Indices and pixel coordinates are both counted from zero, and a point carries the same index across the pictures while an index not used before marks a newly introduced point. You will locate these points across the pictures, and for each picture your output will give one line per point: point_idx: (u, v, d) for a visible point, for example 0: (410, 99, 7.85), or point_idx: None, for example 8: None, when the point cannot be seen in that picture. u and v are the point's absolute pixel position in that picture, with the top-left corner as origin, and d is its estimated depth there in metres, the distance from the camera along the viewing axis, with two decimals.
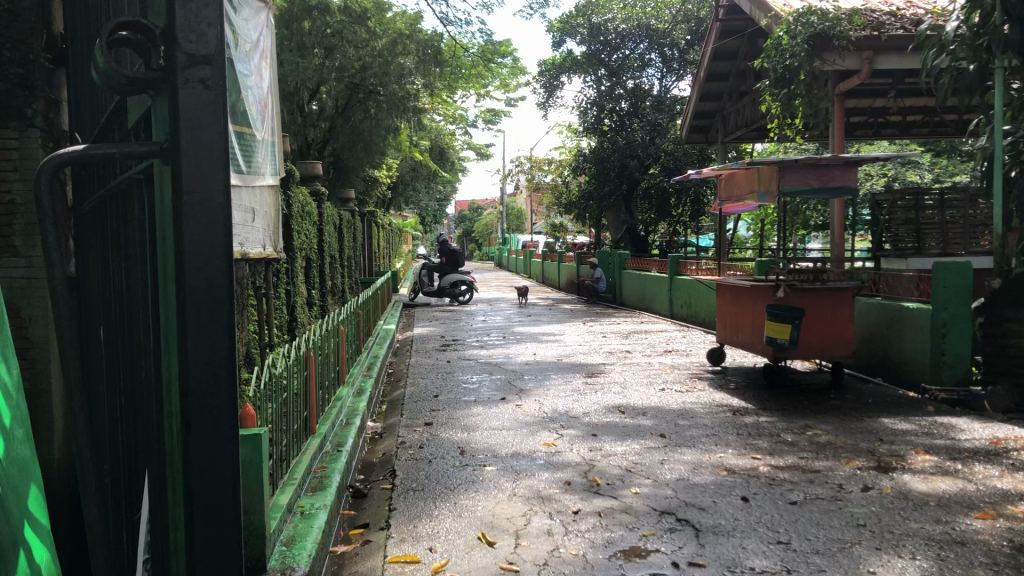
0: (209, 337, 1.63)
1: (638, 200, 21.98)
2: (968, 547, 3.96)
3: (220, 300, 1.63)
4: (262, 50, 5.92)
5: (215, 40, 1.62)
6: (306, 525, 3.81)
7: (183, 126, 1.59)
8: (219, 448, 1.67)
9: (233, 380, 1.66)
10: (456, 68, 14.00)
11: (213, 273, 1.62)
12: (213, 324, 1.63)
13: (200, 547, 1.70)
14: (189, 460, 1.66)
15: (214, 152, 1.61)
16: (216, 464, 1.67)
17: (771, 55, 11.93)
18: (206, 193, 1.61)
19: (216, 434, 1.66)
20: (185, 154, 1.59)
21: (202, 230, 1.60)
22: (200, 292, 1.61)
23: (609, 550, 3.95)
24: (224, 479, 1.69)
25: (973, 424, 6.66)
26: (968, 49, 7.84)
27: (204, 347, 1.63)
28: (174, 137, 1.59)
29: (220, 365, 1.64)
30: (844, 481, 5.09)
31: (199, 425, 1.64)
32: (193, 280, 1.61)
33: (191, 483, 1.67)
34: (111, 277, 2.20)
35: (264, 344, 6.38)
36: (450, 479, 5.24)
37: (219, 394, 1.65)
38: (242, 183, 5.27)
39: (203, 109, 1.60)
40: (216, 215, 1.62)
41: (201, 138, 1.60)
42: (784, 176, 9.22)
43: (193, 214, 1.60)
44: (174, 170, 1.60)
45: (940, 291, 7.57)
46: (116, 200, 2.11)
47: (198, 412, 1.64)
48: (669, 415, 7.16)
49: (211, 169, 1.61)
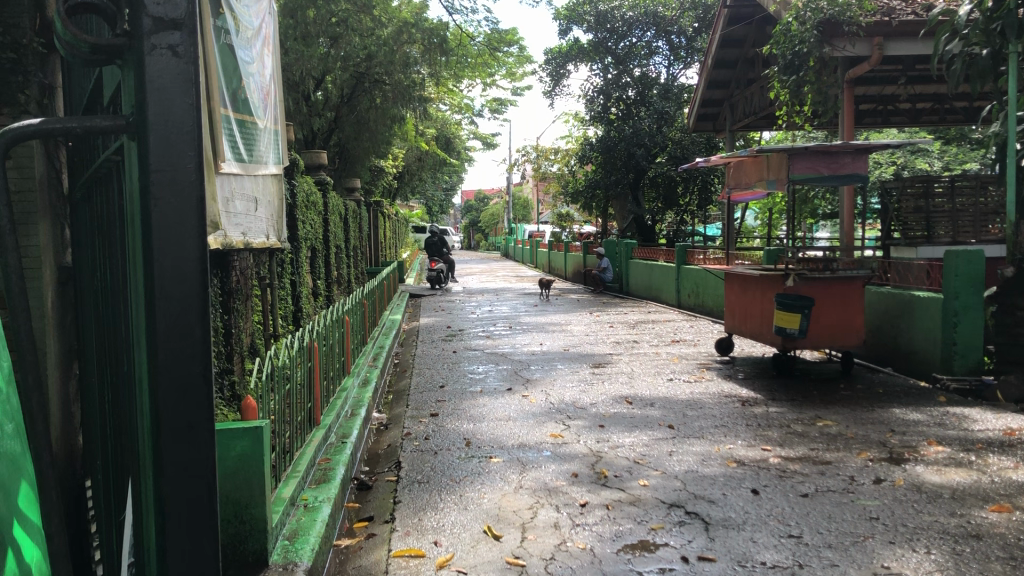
0: (182, 331, 1.45)
1: (646, 188, 21.77)
2: (984, 541, 3.87)
3: (193, 293, 1.45)
4: (264, 37, 5.87)
5: (185, 4, 1.46)
6: (309, 519, 3.76)
7: (148, 96, 1.42)
8: (195, 450, 1.49)
9: (209, 378, 1.48)
10: (462, 56, 14.23)
11: (188, 258, 1.44)
12: (185, 316, 1.45)
13: (172, 566, 1.50)
14: (160, 463, 1.48)
15: (184, 128, 1.44)
16: (194, 470, 1.49)
17: (780, 41, 11.63)
18: (177, 171, 1.43)
19: (192, 438, 1.48)
20: (152, 127, 1.42)
21: (174, 210, 1.43)
22: (169, 280, 1.43)
23: (616, 545, 3.88)
24: (200, 487, 1.51)
25: (986, 414, 6.55)
26: (980, 34, 7.65)
27: (176, 341, 1.45)
28: (140, 109, 1.43)
29: (194, 362, 1.47)
30: (856, 472, 5.02)
31: (169, 424, 1.47)
32: (162, 262, 1.43)
33: (162, 487, 1.49)
34: (100, 264, 2.10)
35: (268, 334, 6.34)
36: (457, 471, 5.19)
37: (195, 393, 1.47)
38: (244, 171, 5.17)
39: (172, 78, 1.43)
40: (189, 196, 1.45)
41: (163, 108, 1.43)
42: (793, 164, 9.06)
43: (163, 191, 1.42)
44: (141, 147, 1.44)
45: (951, 280, 7.45)
46: (102, 184, 2.04)
47: (171, 415, 1.46)
48: (678, 405, 7.09)
49: (180, 146, 1.44)
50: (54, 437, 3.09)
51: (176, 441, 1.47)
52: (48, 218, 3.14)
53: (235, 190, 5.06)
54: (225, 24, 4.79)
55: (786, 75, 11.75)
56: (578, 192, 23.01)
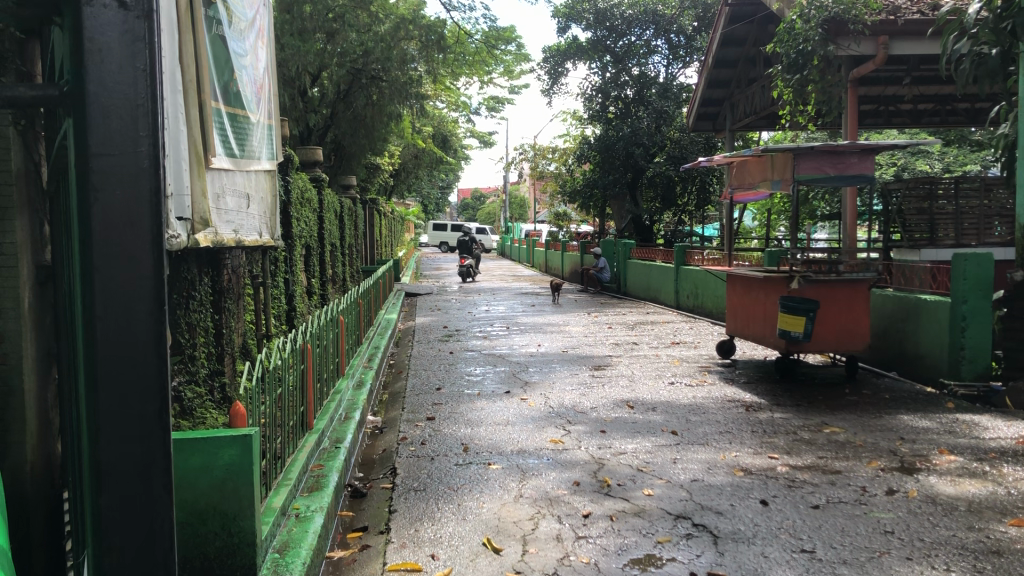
0: (131, 357, 1.27)
1: (644, 188, 21.58)
2: (1005, 558, 3.70)
3: (142, 309, 1.27)
4: (259, 29, 5.71)
5: None
6: (302, 529, 3.58)
7: (87, 59, 1.25)
8: (142, 507, 1.30)
9: (164, 418, 1.30)
10: (459, 54, 14.01)
11: (138, 265, 1.26)
12: (135, 341, 1.27)
13: None
14: (100, 522, 1.30)
15: (129, 101, 1.26)
16: (144, 533, 1.31)
17: (783, 40, 11.40)
18: (128, 155, 1.26)
19: (138, 491, 1.30)
20: (93, 98, 1.25)
21: (122, 201, 1.26)
22: (113, 290, 1.25)
23: (622, 559, 3.72)
24: (156, 551, 1.31)
25: (996, 422, 6.38)
26: (990, 33, 7.46)
27: (125, 373, 1.27)
28: (81, 79, 1.26)
29: (147, 403, 1.29)
30: (867, 483, 4.85)
31: (110, 475, 1.29)
32: (105, 268, 1.25)
33: (106, 551, 1.30)
34: (62, 269, 1.90)
35: (261, 334, 6.15)
36: (454, 479, 5.00)
37: (149, 437, 1.29)
38: (236, 166, 4.97)
39: (115, 41, 1.26)
40: (141, 188, 1.26)
41: (108, 76, 1.26)
42: (799, 164, 8.89)
43: (106, 178, 1.25)
44: (80, 127, 1.26)
45: (959, 283, 7.28)
46: (60, 175, 1.84)
47: (117, 465, 1.28)
48: (680, 410, 6.91)
49: (129, 127, 1.26)
50: (27, 445, 2.93)
51: (120, 500, 1.29)
52: (25, 214, 2.93)
53: (226, 186, 4.86)
54: (216, 15, 4.60)
55: (789, 74, 11.51)
56: (575, 191, 22.81)
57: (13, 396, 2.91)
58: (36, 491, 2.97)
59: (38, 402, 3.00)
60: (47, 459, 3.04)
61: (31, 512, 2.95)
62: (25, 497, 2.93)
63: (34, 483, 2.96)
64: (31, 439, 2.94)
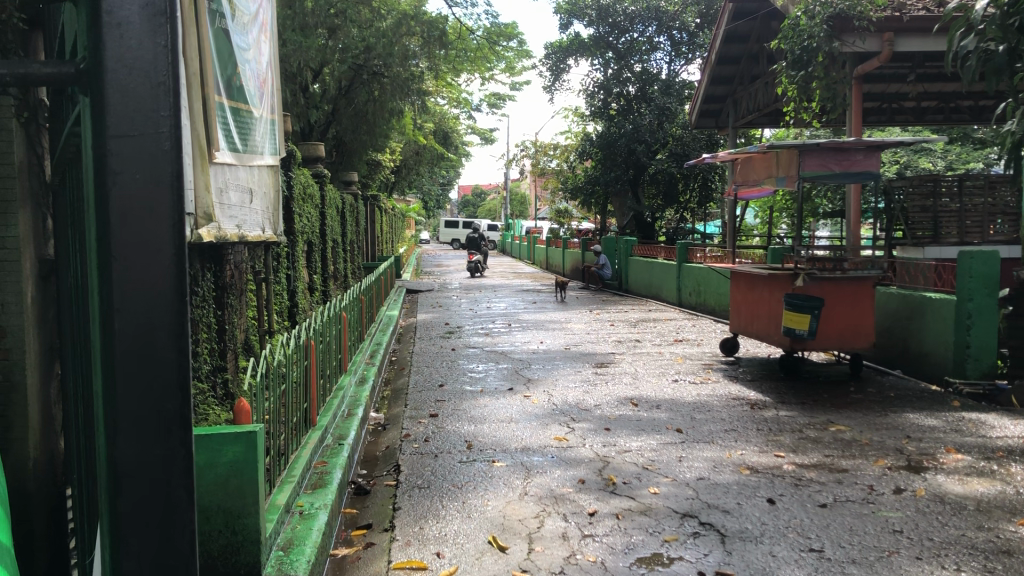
0: (151, 350, 1.23)
1: (646, 185, 21.48)
2: (1016, 558, 3.66)
3: (163, 299, 1.22)
4: (262, 23, 5.67)
5: None
6: (305, 527, 3.55)
7: (106, 35, 1.21)
8: (161, 506, 1.26)
9: (184, 412, 1.25)
10: (461, 50, 13.93)
11: (158, 253, 1.22)
12: (155, 334, 1.23)
13: None
14: (117, 523, 1.26)
15: (148, 79, 1.21)
16: (163, 534, 1.26)
17: (787, 36, 11.26)
18: (148, 136, 1.21)
19: (157, 491, 1.25)
20: (111, 77, 1.20)
21: (141, 185, 1.21)
22: (133, 277, 1.21)
23: (629, 558, 3.68)
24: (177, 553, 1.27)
25: (1003, 421, 6.34)
26: (997, 29, 7.36)
27: (143, 368, 1.23)
28: (99, 57, 1.21)
29: (167, 400, 1.25)
30: (875, 481, 4.82)
31: (130, 475, 1.25)
32: (123, 256, 1.21)
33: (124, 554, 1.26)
34: (74, 259, 1.85)
35: (263, 331, 6.10)
36: (458, 476, 4.97)
37: (169, 434, 1.25)
38: (238, 161, 4.92)
39: (135, 18, 1.21)
40: (162, 172, 1.22)
41: (127, 52, 1.21)
42: (803, 161, 8.84)
43: (125, 160, 1.21)
44: (98, 107, 1.22)
45: (965, 281, 7.24)
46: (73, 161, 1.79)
47: (136, 462, 1.24)
48: (684, 407, 6.88)
49: (148, 106, 1.21)
50: (29, 442, 2.89)
51: (139, 499, 1.25)
52: (28, 207, 2.89)
53: (229, 180, 4.82)
54: (220, 8, 4.57)
55: (794, 70, 11.42)
56: (577, 188, 22.74)
57: (15, 392, 2.87)
58: (39, 488, 2.93)
59: (41, 398, 2.97)
60: (50, 456, 3.01)
61: (33, 508, 2.91)
62: (29, 495, 2.90)
63: (37, 480, 2.92)
64: (33, 436, 2.90)
